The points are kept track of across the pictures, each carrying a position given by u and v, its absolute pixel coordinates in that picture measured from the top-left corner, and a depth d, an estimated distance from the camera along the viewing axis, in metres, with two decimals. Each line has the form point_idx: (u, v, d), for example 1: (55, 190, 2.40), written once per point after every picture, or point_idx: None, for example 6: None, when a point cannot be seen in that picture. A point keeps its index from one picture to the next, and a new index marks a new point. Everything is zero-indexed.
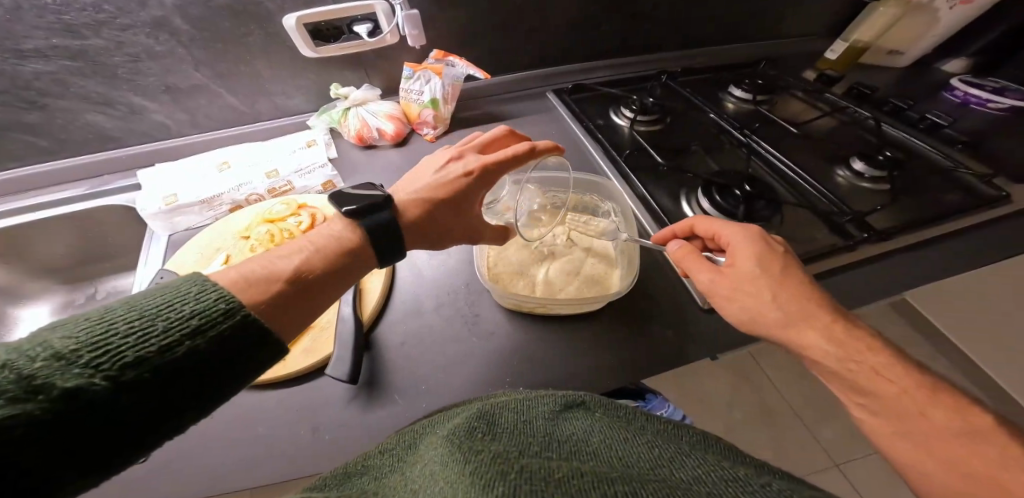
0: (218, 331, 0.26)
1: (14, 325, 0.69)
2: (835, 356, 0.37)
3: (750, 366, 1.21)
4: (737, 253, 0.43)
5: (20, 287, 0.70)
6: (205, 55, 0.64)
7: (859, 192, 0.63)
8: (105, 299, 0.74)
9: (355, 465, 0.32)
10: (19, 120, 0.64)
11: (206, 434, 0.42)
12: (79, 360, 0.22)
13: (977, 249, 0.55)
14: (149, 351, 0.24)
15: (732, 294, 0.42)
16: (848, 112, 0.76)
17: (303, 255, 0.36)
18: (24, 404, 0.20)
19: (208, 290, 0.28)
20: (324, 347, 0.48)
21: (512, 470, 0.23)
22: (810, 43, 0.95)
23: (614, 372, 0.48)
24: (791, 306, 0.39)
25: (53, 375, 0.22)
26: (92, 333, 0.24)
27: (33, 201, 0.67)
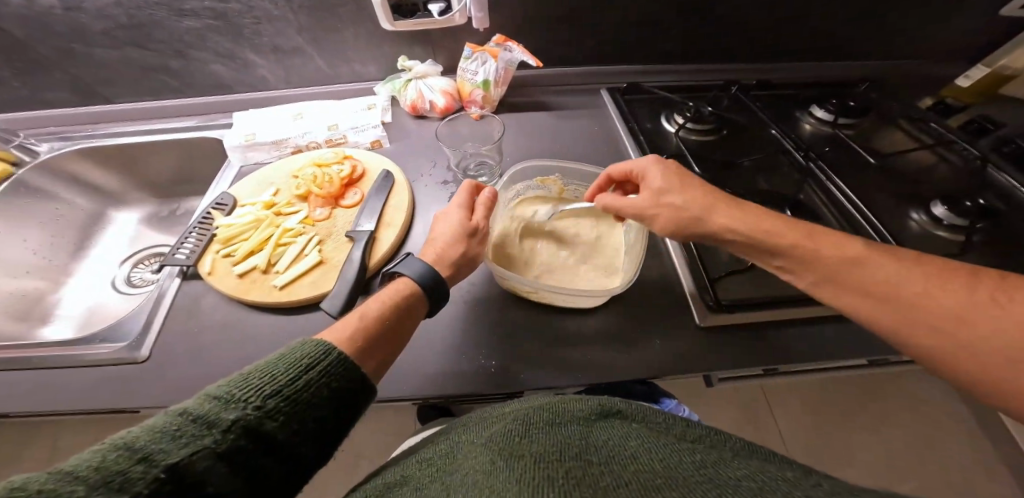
0: (330, 364, 0.33)
1: (109, 225, 0.84)
2: (741, 230, 0.41)
3: (760, 402, 1.03)
4: (647, 175, 0.46)
5: (124, 194, 0.86)
6: (308, 22, 0.74)
7: (930, 239, 0.53)
8: (182, 216, 0.88)
9: (396, 476, 0.34)
10: (166, 65, 0.79)
11: (215, 338, 0.49)
12: (231, 398, 0.28)
13: None
14: (279, 385, 0.30)
15: (653, 211, 0.44)
16: (958, 149, 0.64)
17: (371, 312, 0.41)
18: (247, 410, 0.28)
19: (309, 341, 0.35)
20: (327, 281, 0.52)
21: (558, 475, 0.25)
22: (929, 72, 0.82)
23: (586, 370, 0.46)
24: (697, 197, 0.43)
25: (258, 395, 0.29)
26: (237, 381, 0.29)
27: (157, 126, 0.83)
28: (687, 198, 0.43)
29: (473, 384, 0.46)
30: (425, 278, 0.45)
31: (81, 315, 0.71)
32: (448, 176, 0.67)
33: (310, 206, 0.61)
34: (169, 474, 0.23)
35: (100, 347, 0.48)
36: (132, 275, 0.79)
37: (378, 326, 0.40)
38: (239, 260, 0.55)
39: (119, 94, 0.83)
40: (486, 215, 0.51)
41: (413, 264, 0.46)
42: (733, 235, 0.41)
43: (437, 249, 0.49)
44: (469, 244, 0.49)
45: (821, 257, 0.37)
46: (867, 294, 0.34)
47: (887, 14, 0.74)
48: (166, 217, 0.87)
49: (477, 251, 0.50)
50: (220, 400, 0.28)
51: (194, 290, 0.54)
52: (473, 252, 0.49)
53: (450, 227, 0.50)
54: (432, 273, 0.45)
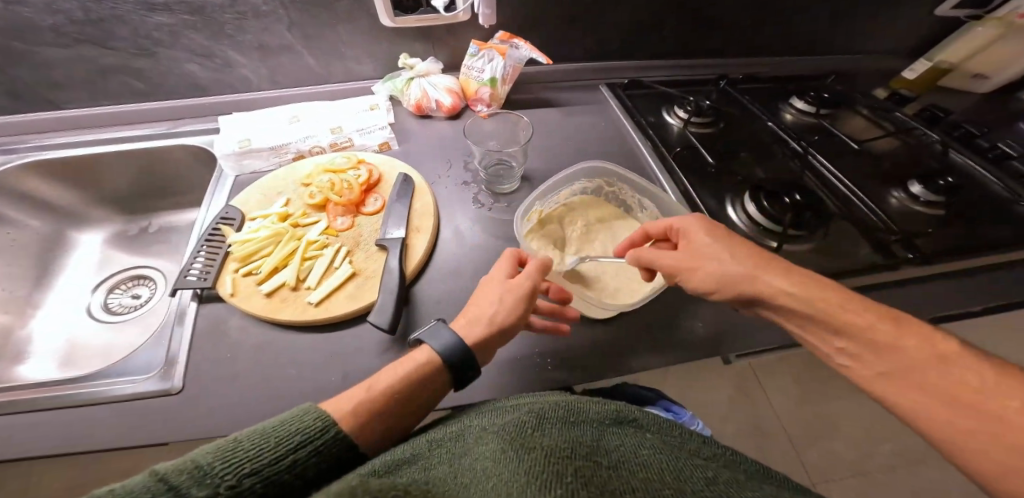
0: (324, 443, 0.32)
1: (72, 249, 0.74)
2: (799, 297, 0.36)
3: (751, 381, 1.13)
4: (689, 230, 0.44)
5: (83, 211, 0.76)
6: (300, 18, 0.69)
7: (910, 214, 0.61)
8: (158, 233, 0.79)
9: (401, 451, 0.34)
10: (129, 65, 0.70)
11: (244, 366, 0.45)
12: (210, 471, 0.27)
13: None
14: (262, 463, 0.29)
15: (690, 269, 0.42)
16: (916, 133, 0.74)
17: (382, 383, 0.37)
18: (219, 490, 0.26)
19: (304, 414, 0.33)
20: (367, 293, 0.51)
21: (570, 474, 0.26)
22: (882, 64, 0.92)
23: (637, 359, 0.49)
24: (744, 257, 0.40)
25: (235, 472, 0.28)
26: (223, 451, 0.28)
27: (121, 134, 0.74)
28: (729, 256, 0.40)
29: (533, 383, 0.47)
30: (452, 352, 0.40)
31: (60, 349, 0.62)
32: (468, 177, 0.67)
33: (329, 215, 0.58)
34: None
35: (121, 381, 0.43)
36: (111, 300, 0.70)
37: (382, 407, 0.36)
38: (263, 278, 0.51)
39: (68, 100, 0.73)
40: (535, 278, 0.45)
41: (442, 334, 0.41)
42: (784, 299, 0.37)
43: (474, 312, 0.43)
44: (513, 313, 0.43)
45: (853, 324, 0.34)
46: (904, 377, 0.31)
47: (849, 12, 0.83)
48: (137, 235, 0.78)
49: (517, 323, 0.43)
50: (198, 472, 0.26)
51: (215, 313, 0.49)
52: (514, 324, 0.43)
53: (495, 292, 0.44)
54: (464, 349, 0.40)
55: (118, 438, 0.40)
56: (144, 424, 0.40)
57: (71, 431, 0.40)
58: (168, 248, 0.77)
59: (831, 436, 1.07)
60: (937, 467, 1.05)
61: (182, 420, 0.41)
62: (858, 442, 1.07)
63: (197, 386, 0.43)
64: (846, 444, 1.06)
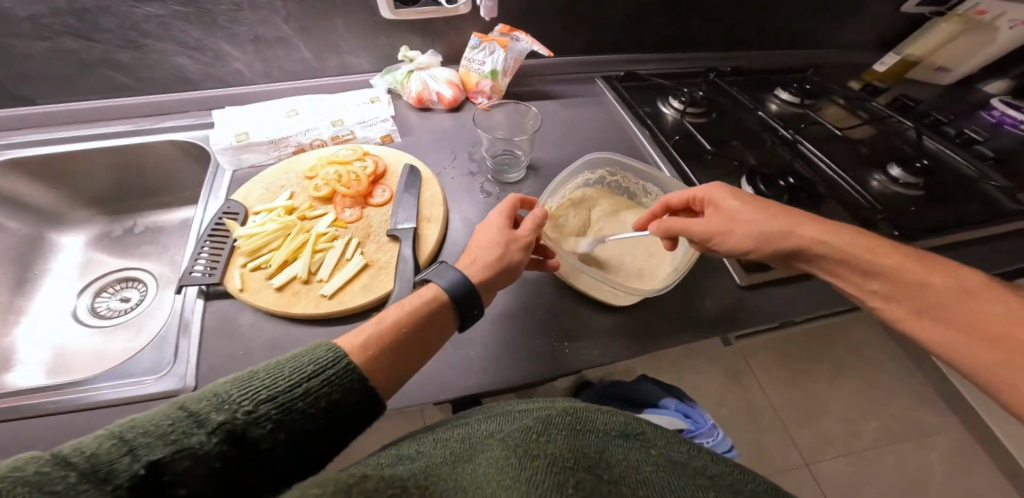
0: (337, 375, 0.30)
1: (55, 251, 0.70)
2: (830, 246, 0.39)
3: (742, 366, 1.17)
4: (716, 197, 0.45)
5: (63, 212, 0.72)
6: (296, 9, 0.68)
7: (891, 195, 0.65)
8: (145, 234, 0.76)
9: (407, 450, 0.35)
10: (112, 58, 0.67)
11: (258, 363, 0.44)
12: (227, 399, 0.26)
13: (1004, 255, 0.57)
14: (277, 391, 0.27)
15: (728, 230, 0.43)
16: (891, 122, 0.78)
17: (393, 314, 0.38)
18: (235, 415, 0.25)
19: (317, 348, 0.32)
20: (381, 283, 0.50)
21: (568, 487, 0.26)
22: (857, 58, 0.97)
23: (650, 340, 0.50)
24: (776, 216, 0.42)
25: (252, 399, 0.26)
26: (239, 382, 0.27)
27: (104, 131, 0.70)
28: (765, 215, 0.42)
29: (552, 366, 0.48)
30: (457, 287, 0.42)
31: (47, 357, 0.59)
32: (473, 167, 0.67)
33: (336, 207, 0.57)
34: (140, 475, 0.20)
35: (126, 381, 0.42)
36: (98, 304, 0.67)
37: (397, 334, 0.37)
38: (273, 272, 0.50)
39: (44, 95, 0.69)
40: (533, 230, 0.48)
41: (446, 273, 0.43)
42: (823, 249, 0.40)
43: (476, 255, 0.45)
44: (512, 256, 0.46)
45: (874, 260, 0.37)
46: (903, 294, 0.36)
47: (829, 8, 0.87)
48: (122, 236, 0.75)
49: (516, 257, 0.46)
50: (215, 400, 0.25)
51: (223, 308, 0.48)
52: (516, 265, 0.46)
53: (494, 238, 0.46)
54: (470, 286, 0.42)
55: None
56: None
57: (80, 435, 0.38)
58: (157, 248, 0.74)
59: (819, 416, 1.12)
60: (913, 438, 1.11)
61: None
62: (841, 420, 1.12)
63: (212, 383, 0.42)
64: (832, 422, 1.12)
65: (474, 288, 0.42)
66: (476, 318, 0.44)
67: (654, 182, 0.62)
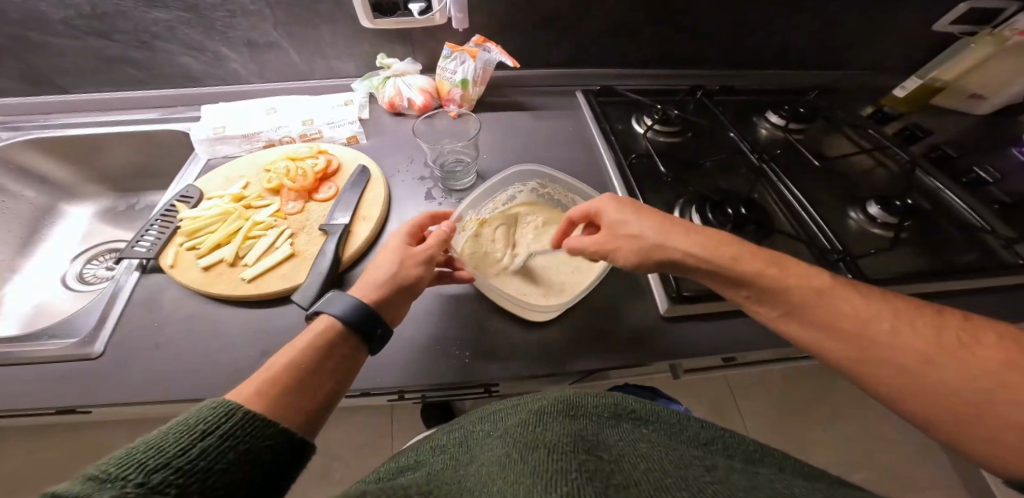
0: (237, 421, 0.29)
1: (59, 221, 0.79)
2: (704, 258, 0.41)
3: (727, 400, 1.06)
4: (603, 211, 0.46)
5: (78, 187, 0.81)
6: (284, 17, 0.73)
7: (865, 235, 0.58)
8: (143, 211, 0.84)
9: (407, 460, 0.36)
10: (130, 55, 0.76)
11: (169, 335, 0.47)
12: (109, 477, 0.23)
13: (997, 312, 0.49)
14: (169, 456, 0.26)
15: (613, 244, 0.44)
16: (891, 154, 0.70)
17: (284, 358, 0.36)
18: (128, 487, 0.23)
19: (207, 406, 0.30)
20: (299, 274, 0.52)
21: (573, 468, 0.25)
22: (876, 82, 0.88)
23: (552, 360, 0.47)
24: (654, 228, 0.43)
25: (141, 469, 0.24)
26: (121, 457, 0.25)
27: (118, 118, 0.79)
28: (644, 227, 0.43)
29: (446, 374, 0.46)
30: (349, 312, 0.40)
31: (27, 313, 0.67)
32: (425, 172, 0.68)
33: (281, 199, 0.60)
34: None
35: (48, 343, 0.45)
36: (86, 270, 0.75)
37: (295, 374, 0.35)
38: (204, 253, 0.53)
39: (75, 85, 0.79)
40: (433, 247, 0.47)
41: (338, 300, 0.41)
42: (690, 260, 0.41)
43: (373, 274, 0.44)
44: (408, 273, 0.45)
45: (791, 293, 0.36)
46: (834, 334, 0.34)
47: (838, 27, 0.80)
48: (123, 211, 0.83)
49: (410, 271, 0.45)
50: (97, 483, 0.23)
51: (155, 283, 0.52)
52: (414, 282, 0.45)
53: (392, 258, 0.45)
54: (364, 307, 0.40)
55: (40, 391, 0.42)
56: (68, 381, 0.43)
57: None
58: None
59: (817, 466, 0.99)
60: None
61: (101, 380, 0.43)
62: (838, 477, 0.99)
63: (124, 350, 0.45)
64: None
65: (370, 309, 0.40)
66: (382, 338, 0.41)
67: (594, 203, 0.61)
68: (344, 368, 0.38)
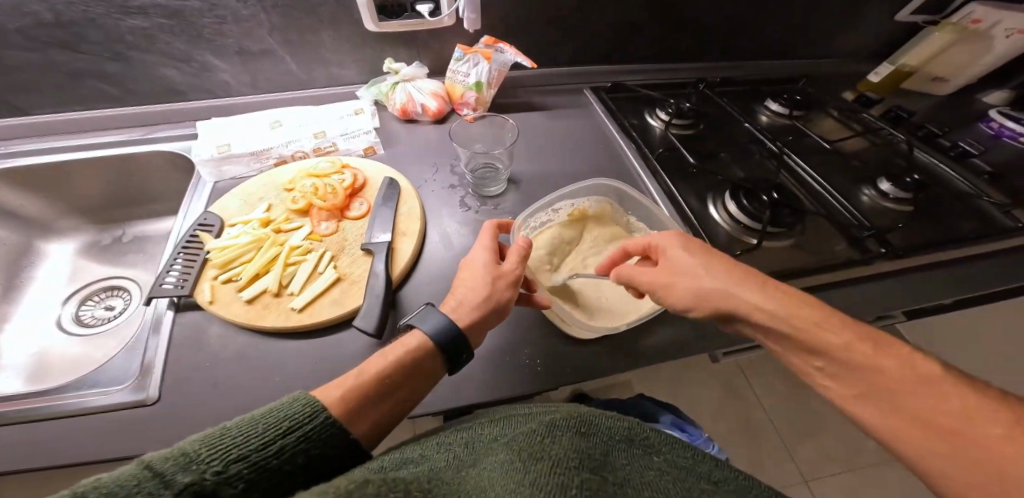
0: (313, 428, 0.31)
1: (41, 260, 0.71)
2: (775, 318, 0.38)
3: (739, 378, 1.16)
4: (667, 248, 0.45)
5: (53, 221, 0.73)
6: (280, 22, 0.68)
7: (881, 210, 0.64)
8: (132, 242, 0.76)
9: (410, 454, 0.35)
10: (100, 69, 0.68)
11: (224, 377, 0.44)
12: (197, 457, 0.25)
13: (994, 273, 0.56)
14: (250, 448, 0.28)
15: (668, 283, 0.43)
16: (883, 134, 0.77)
17: (376, 366, 0.37)
18: (207, 475, 0.25)
19: (296, 400, 0.32)
20: (353, 298, 0.50)
21: (573, 486, 0.26)
22: (854, 67, 0.96)
23: (624, 357, 0.49)
24: (719, 273, 0.41)
25: (222, 458, 0.26)
26: (211, 436, 0.27)
27: (90, 140, 0.71)
28: (707, 270, 0.42)
29: (524, 384, 0.46)
30: (443, 337, 0.40)
31: (28, 363, 0.59)
32: (454, 180, 0.67)
33: (312, 220, 0.57)
34: None
35: (90, 393, 0.42)
36: (82, 312, 0.68)
37: (376, 388, 0.36)
38: (244, 284, 0.50)
39: (36, 105, 0.70)
40: (517, 263, 0.46)
41: (431, 319, 0.41)
42: (755, 313, 0.39)
43: (462, 298, 0.43)
44: (500, 295, 0.44)
45: (884, 373, 0.33)
46: (900, 413, 0.31)
47: (822, 17, 0.86)
48: (110, 245, 0.76)
49: (501, 293, 0.44)
50: (183, 459, 0.25)
51: (194, 321, 0.49)
52: (505, 303, 0.44)
53: (479, 278, 0.44)
54: (454, 331, 0.40)
55: (93, 454, 0.38)
56: (127, 436, 0.39)
57: (47, 445, 0.39)
58: (144, 257, 0.75)
59: (821, 431, 1.11)
60: None
61: (164, 431, 0.40)
62: (838, 432, 1.11)
63: (180, 396, 0.42)
64: (830, 438, 1.10)
65: (459, 335, 0.40)
66: (466, 362, 0.42)
67: (632, 203, 0.61)
68: (417, 393, 0.38)
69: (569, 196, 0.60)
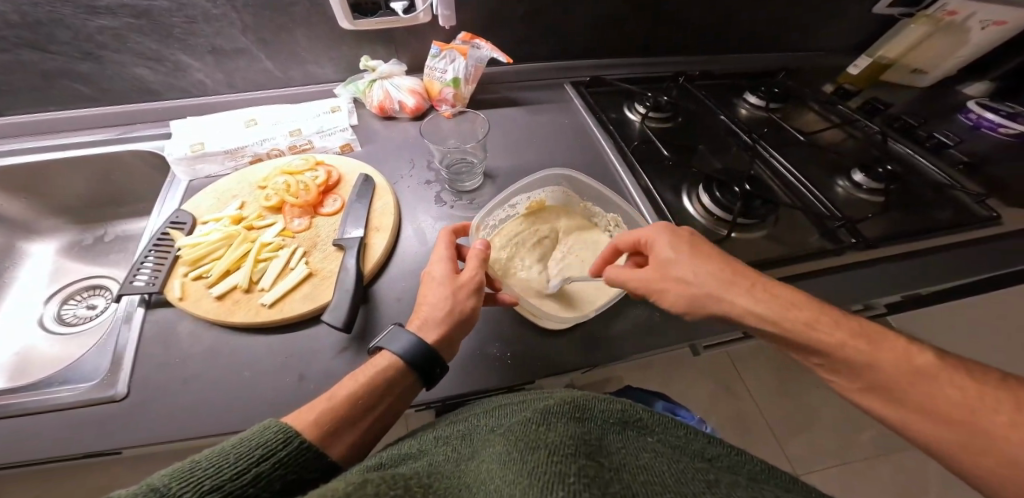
0: (288, 453, 0.30)
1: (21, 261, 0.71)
2: (768, 318, 0.39)
3: (730, 372, 1.17)
4: (657, 245, 0.45)
5: (31, 221, 0.73)
6: (253, 21, 0.68)
7: (856, 201, 0.64)
8: (115, 242, 0.76)
9: (410, 447, 0.34)
10: (73, 69, 0.67)
11: (192, 375, 0.44)
12: (168, 491, 0.24)
13: (967, 261, 0.56)
14: (223, 478, 0.26)
15: (662, 285, 0.43)
16: (861, 126, 0.77)
17: (348, 386, 0.37)
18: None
19: (269, 427, 0.31)
20: (323, 293, 0.50)
21: (571, 472, 0.25)
22: (833, 60, 0.96)
23: (595, 349, 0.49)
24: (709, 272, 0.42)
25: (195, 491, 0.25)
26: (180, 470, 0.26)
27: (66, 140, 0.71)
28: (695, 270, 0.42)
29: (494, 377, 0.46)
30: (414, 353, 0.39)
31: (8, 363, 0.59)
32: (430, 176, 0.67)
33: (285, 217, 0.57)
34: None
35: (61, 389, 0.42)
36: (64, 311, 0.68)
37: (349, 409, 0.35)
38: (214, 281, 0.50)
39: (10, 106, 0.70)
40: (477, 267, 0.45)
41: (399, 338, 0.41)
42: (751, 316, 0.40)
43: (427, 313, 0.43)
44: (464, 305, 0.43)
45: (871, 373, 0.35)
46: (914, 407, 0.34)
47: (799, 10, 0.86)
48: (92, 244, 0.75)
49: (464, 302, 0.43)
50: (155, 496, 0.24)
51: (164, 319, 0.48)
52: (471, 311, 0.44)
53: (441, 292, 0.44)
54: (425, 348, 0.40)
55: (58, 452, 0.38)
56: (91, 433, 0.39)
57: (11, 442, 0.39)
58: (125, 256, 0.75)
59: (812, 423, 1.11)
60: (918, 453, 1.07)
61: (129, 428, 0.40)
62: (833, 426, 1.11)
63: (145, 393, 0.42)
64: (826, 432, 1.10)
65: (431, 350, 0.40)
66: (440, 376, 0.41)
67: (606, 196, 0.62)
68: (390, 409, 0.38)
69: (527, 190, 0.61)
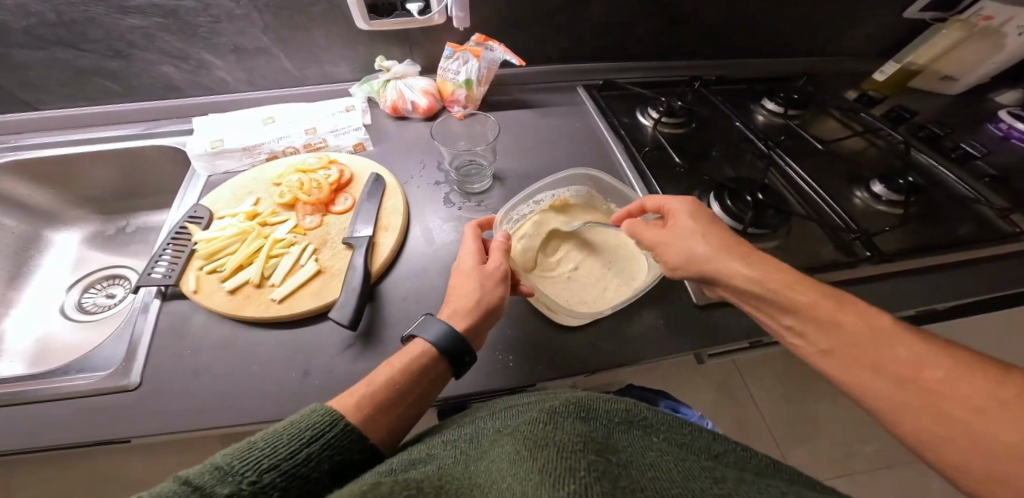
0: (337, 433, 0.31)
1: (48, 249, 0.74)
2: (758, 279, 0.39)
3: (733, 380, 1.14)
4: (674, 213, 0.46)
5: (59, 212, 0.76)
6: (273, 21, 0.69)
7: (872, 213, 0.63)
8: (135, 233, 0.79)
9: (419, 451, 0.33)
10: (104, 66, 0.70)
11: (203, 368, 0.45)
12: (231, 469, 0.25)
13: (987, 278, 0.54)
14: (280, 457, 0.27)
15: (665, 245, 0.45)
16: (883, 134, 0.75)
17: (385, 373, 0.37)
18: (243, 485, 0.25)
19: (317, 411, 0.32)
20: (331, 290, 0.51)
21: (583, 469, 0.24)
22: (858, 66, 0.93)
23: (597, 357, 0.49)
24: (717, 239, 0.43)
25: (255, 468, 0.26)
26: (240, 451, 0.27)
27: (93, 134, 0.74)
28: (710, 238, 0.43)
29: (496, 380, 0.46)
30: (444, 341, 0.40)
31: (29, 348, 0.63)
32: (440, 177, 0.68)
33: (298, 214, 0.59)
34: None
35: (77, 377, 0.44)
36: (85, 300, 0.71)
37: (387, 396, 0.36)
38: (227, 275, 0.52)
39: (45, 100, 0.73)
40: (501, 259, 0.47)
41: (432, 326, 0.41)
42: (739, 278, 0.40)
43: (456, 304, 0.43)
44: (493, 295, 0.44)
45: (840, 332, 0.34)
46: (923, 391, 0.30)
47: (823, 13, 0.83)
48: (113, 235, 0.79)
49: (493, 293, 0.44)
50: (218, 473, 0.25)
51: (179, 309, 0.50)
52: (499, 302, 0.44)
53: (469, 284, 0.45)
54: (453, 335, 0.40)
55: (76, 435, 0.40)
56: (107, 418, 0.41)
57: (34, 424, 0.41)
58: (145, 247, 0.78)
59: (817, 436, 1.08)
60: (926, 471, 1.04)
61: (140, 416, 0.41)
62: (839, 438, 1.08)
63: (158, 382, 0.44)
64: (833, 444, 1.07)
65: (462, 338, 0.41)
66: (469, 365, 0.42)
67: (621, 202, 0.62)
68: (423, 402, 0.38)
69: (549, 188, 0.61)
